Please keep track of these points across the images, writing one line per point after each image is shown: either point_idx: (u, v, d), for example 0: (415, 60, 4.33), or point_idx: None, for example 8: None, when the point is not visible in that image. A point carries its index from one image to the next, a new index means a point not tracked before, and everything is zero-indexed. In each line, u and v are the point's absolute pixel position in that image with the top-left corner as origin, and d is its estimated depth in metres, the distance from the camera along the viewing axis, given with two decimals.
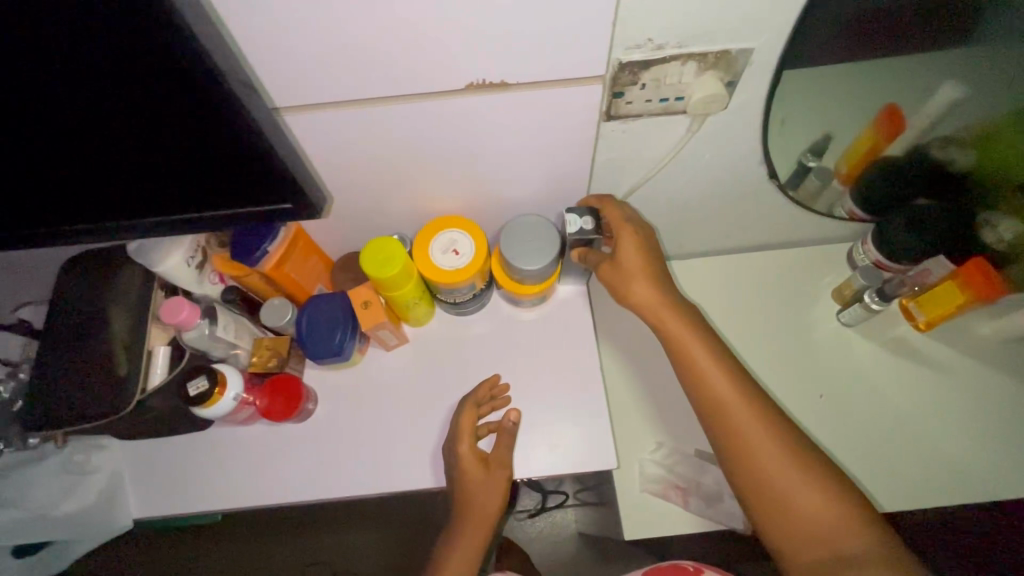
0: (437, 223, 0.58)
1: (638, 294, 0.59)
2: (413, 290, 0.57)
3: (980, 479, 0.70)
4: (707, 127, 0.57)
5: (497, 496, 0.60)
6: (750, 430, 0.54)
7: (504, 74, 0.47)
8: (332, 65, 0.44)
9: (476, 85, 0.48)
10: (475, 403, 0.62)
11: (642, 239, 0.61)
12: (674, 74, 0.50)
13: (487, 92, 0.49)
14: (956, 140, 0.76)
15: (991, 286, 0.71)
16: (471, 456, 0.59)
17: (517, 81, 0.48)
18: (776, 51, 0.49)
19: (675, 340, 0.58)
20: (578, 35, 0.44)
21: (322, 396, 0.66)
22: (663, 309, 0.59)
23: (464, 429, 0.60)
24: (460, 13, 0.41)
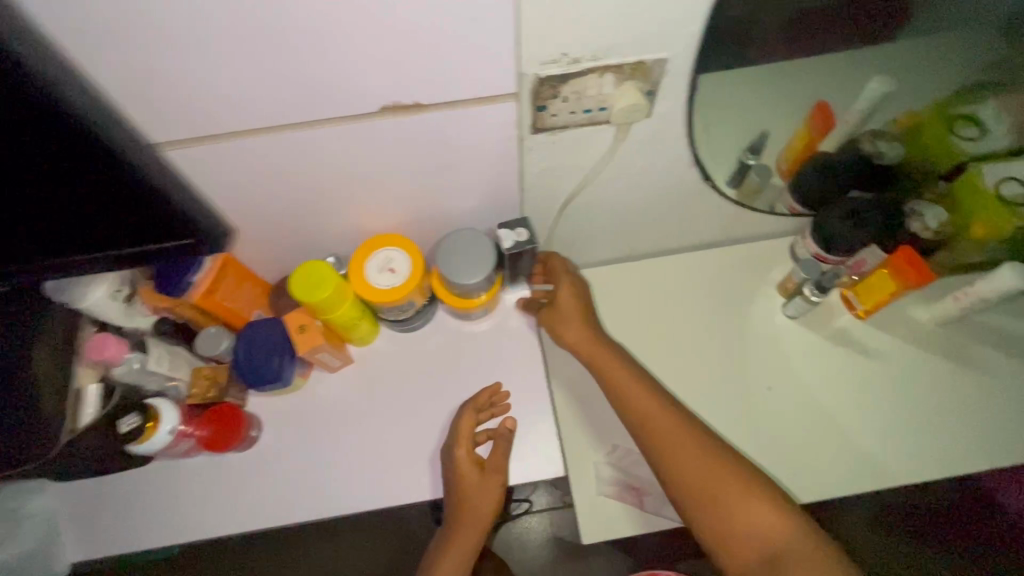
0: (373, 242, 0.58)
1: (569, 332, 0.66)
2: (350, 311, 0.56)
3: (919, 458, 0.73)
4: (633, 134, 0.58)
5: (490, 501, 0.62)
6: (679, 439, 0.59)
7: (417, 94, 0.48)
8: (243, 88, 0.44)
9: (389, 106, 0.48)
10: (475, 409, 0.63)
11: (580, 291, 0.68)
12: (593, 86, 0.51)
13: (405, 113, 0.49)
14: (884, 134, 0.80)
15: (919, 272, 0.73)
16: (467, 461, 0.60)
17: (432, 100, 0.49)
18: (690, 58, 0.50)
19: (604, 367, 0.65)
20: (487, 51, 0.45)
21: (268, 423, 0.65)
22: (591, 343, 0.66)
23: (462, 435, 0.61)
24: (364, 31, 0.41)
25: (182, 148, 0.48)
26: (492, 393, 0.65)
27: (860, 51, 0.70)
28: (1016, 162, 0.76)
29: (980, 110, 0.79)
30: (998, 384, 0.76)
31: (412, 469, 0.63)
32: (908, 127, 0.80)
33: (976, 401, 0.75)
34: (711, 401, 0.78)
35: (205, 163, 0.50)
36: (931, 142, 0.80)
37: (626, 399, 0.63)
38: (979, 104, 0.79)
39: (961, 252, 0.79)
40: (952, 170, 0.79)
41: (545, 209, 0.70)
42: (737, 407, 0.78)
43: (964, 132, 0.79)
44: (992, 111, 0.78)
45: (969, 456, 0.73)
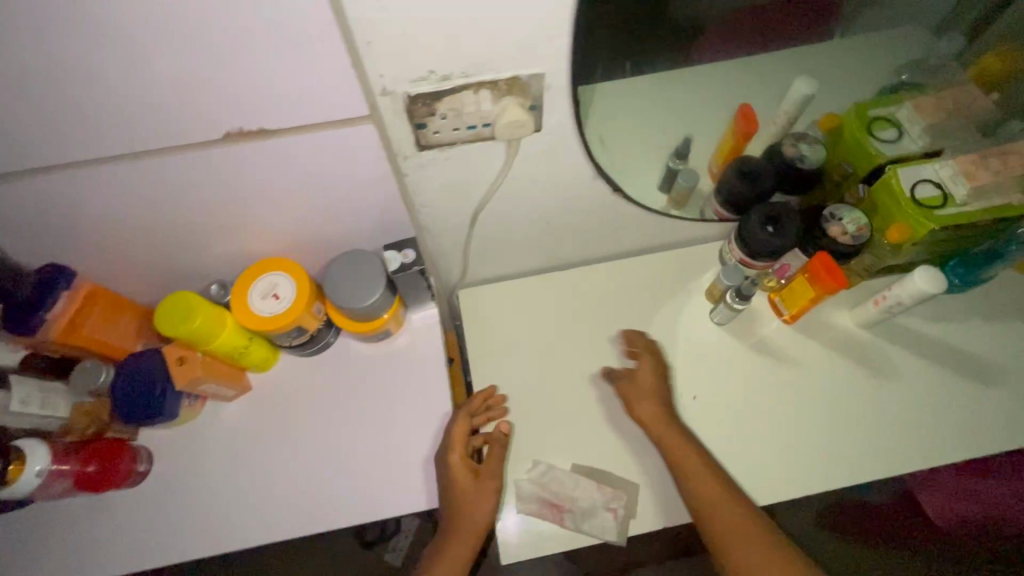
0: (258, 266, 0.56)
1: (641, 407, 0.72)
2: (229, 340, 0.54)
3: (840, 465, 0.73)
4: (525, 150, 0.57)
5: (486, 510, 0.59)
6: (710, 489, 0.66)
7: (260, 119, 0.45)
8: (72, 110, 0.41)
9: (236, 132, 0.46)
10: (468, 414, 0.62)
11: (658, 371, 0.76)
12: (471, 102, 0.49)
13: (250, 139, 0.47)
14: (806, 137, 0.81)
15: (831, 278, 0.72)
16: (461, 466, 0.59)
17: (276, 126, 0.46)
18: (567, 73, 0.48)
19: (664, 439, 0.70)
20: (340, 70, 0.43)
21: (159, 454, 0.62)
22: (661, 419, 0.71)
23: (455, 440, 0.60)
24: (197, 53, 0.39)
25: (22, 174, 0.45)
26: (486, 399, 0.75)
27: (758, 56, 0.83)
28: (930, 164, 0.74)
29: (897, 112, 0.79)
30: (919, 388, 0.75)
31: (309, 500, 0.60)
32: (831, 130, 0.81)
33: (898, 405, 0.75)
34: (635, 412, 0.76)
35: (57, 192, 0.47)
36: (852, 145, 0.79)
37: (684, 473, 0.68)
38: (895, 107, 0.79)
39: (881, 255, 0.78)
40: (869, 176, 0.78)
41: (454, 224, 0.68)
42: None
43: (883, 135, 0.78)
44: (908, 113, 0.78)
45: (889, 462, 0.72)
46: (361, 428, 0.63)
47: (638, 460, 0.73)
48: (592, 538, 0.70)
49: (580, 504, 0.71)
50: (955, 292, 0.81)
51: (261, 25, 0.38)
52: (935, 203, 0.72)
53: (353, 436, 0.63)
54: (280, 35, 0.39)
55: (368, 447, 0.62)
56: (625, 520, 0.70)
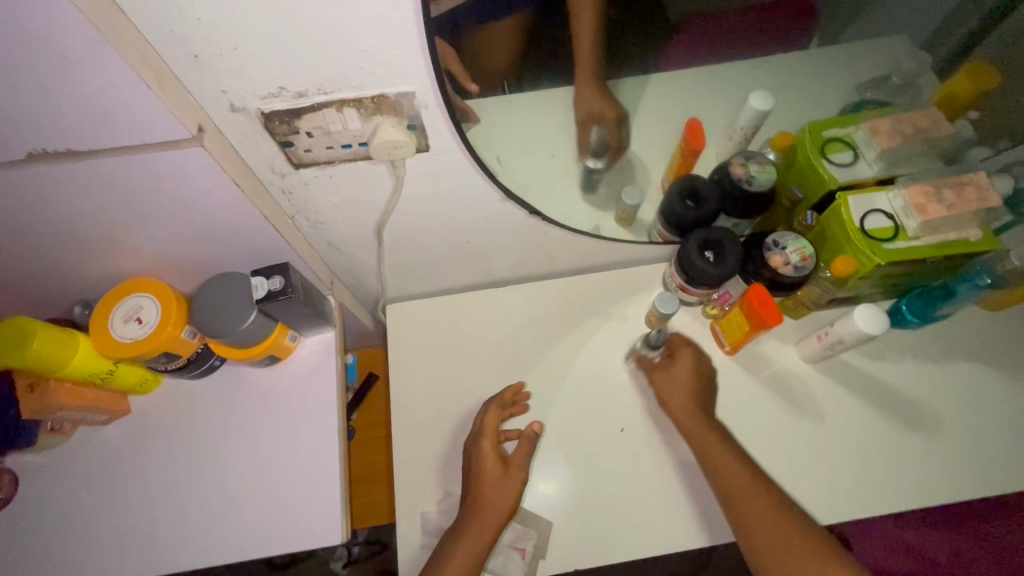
0: (122, 288, 0.52)
1: (673, 399, 0.70)
2: (82, 368, 0.50)
3: None
4: (412, 170, 0.52)
5: (508, 496, 0.65)
6: (744, 488, 0.63)
7: (71, 140, 0.39)
8: None
9: (41, 154, 0.40)
10: (501, 405, 0.71)
11: (697, 367, 0.73)
12: (336, 121, 0.45)
13: (65, 161, 0.41)
14: (756, 155, 0.75)
15: (765, 313, 0.67)
16: (492, 451, 0.67)
17: (94, 146, 0.40)
18: (440, 94, 0.44)
19: (701, 441, 0.67)
20: (139, 92, 0.36)
21: (24, 478, 0.58)
22: (698, 422, 0.68)
23: (488, 428, 0.69)
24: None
25: None
26: (515, 391, 0.73)
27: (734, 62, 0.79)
28: (882, 192, 0.68)
29: (853, 134, 0.72)
30: (861, 430, 0.70)
31: (176, 535, 0.56)
32: (784, 147, 0.75)
33: (839, 449, 0.69)
34: (555, 444, 0.71)
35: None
36: (803, 167, 0.73)
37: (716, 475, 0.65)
38: (852, 128, 0.72)
39: (828, 288, 0.72)
40: (820, 203, 0.72)
41: (359, 241, 0.64)
42: (582, 454, 0.71)
43: (837, 158, 0.72)
44: (864, 135, 0.71)
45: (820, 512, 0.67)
46: (243, 456, 0.59)
47: (554, 498, 0.69)
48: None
49: None
50: (910, 328, 0.75)
51: (21, 37, 0.31)
52: (883, 235, 0.66)
53: (232, 465, 0.59)
54: (56, 53, 0.32)
55: (248, 477, 0.58)
56: (533, 559, 0.66)
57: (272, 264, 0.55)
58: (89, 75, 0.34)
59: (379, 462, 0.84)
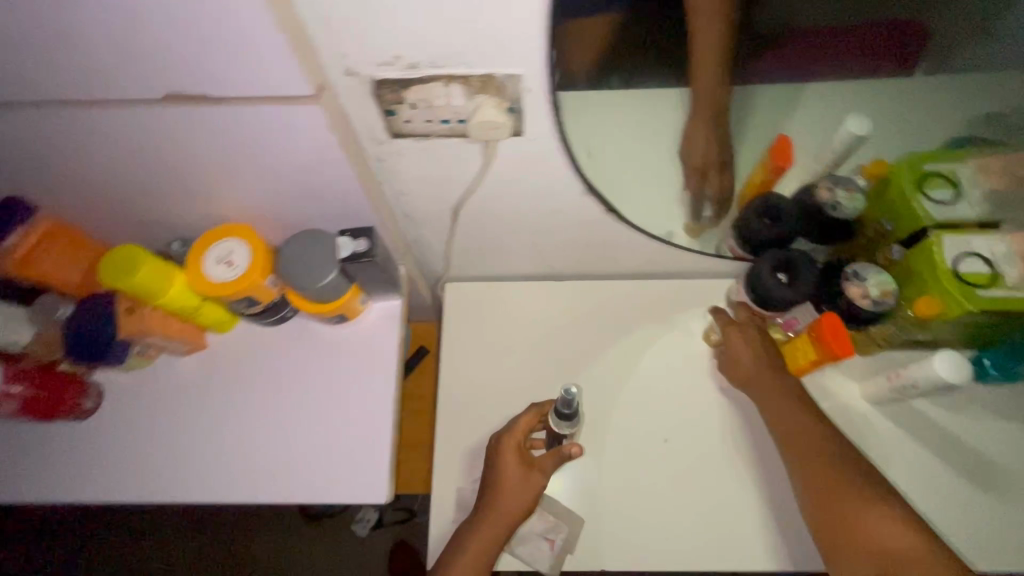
0: (216, 231, 0.55)
1: (740, 368, 0.71)
2: (177, 300, 0.54)
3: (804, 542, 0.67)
4: (503, 153, 0.53)
5: (526, 497, 0.66)
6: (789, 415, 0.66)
7: (205, 87, 0.42)
8: (21, 60, 0.40)
9: (177, 95, 0.43)
10: (537, 412, 0.69)
11: (751, 336, 0.72)
12: (441, 95, 0.46)
13: (196, 105, 0.43)
14: (847, 180, 0.71)
15: (841, 343, 0.64)
16: (514, 454, 0.67)
17: (224, 95, 0.43)
18: (546, 79, 0.44)
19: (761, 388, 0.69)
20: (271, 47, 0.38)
21: (110, 393, 0.63)
22: (759, 375, 0.70)
23: (518, 430, 0.68)
24: (134, 9, 0.36)
25: None
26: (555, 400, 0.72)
27: (833, 82, 0.78)
28: (983, 236, 0.64)
29: (957, 171, 0.69)
30: (923, 481, 0.67)
31: (239, 468, 0.60)
32: (877, 176, 0.71)
33: None
34: (597, 444, 0.72)
35: (8, 130, 0.46)
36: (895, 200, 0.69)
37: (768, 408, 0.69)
38: (955, 164, 0.69)
39: (905, 328, 0.69)
40: (910, 239, 0.68)
41: (435, 217, 0.66)
42: (622, 458, 0.71)
43: (936, 195, 0.68)
44: (969, 174, 0.68)
45: None
46: (303, 405, 0.62)
47: (589, 495, 0.69)
48: (523, 565, 0.68)
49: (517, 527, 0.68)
50: (991, 383, 0.71)
51: None
52: (978, 281, 0.62)
53: (257, 438, 0.61)
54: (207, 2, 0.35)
55: (298, 431, 0.61)
56: (560, 552, 0.67)
57: (358, 227, 0.58)
58: (230, 25, 0.36)
59: (419, 434, 0.86)
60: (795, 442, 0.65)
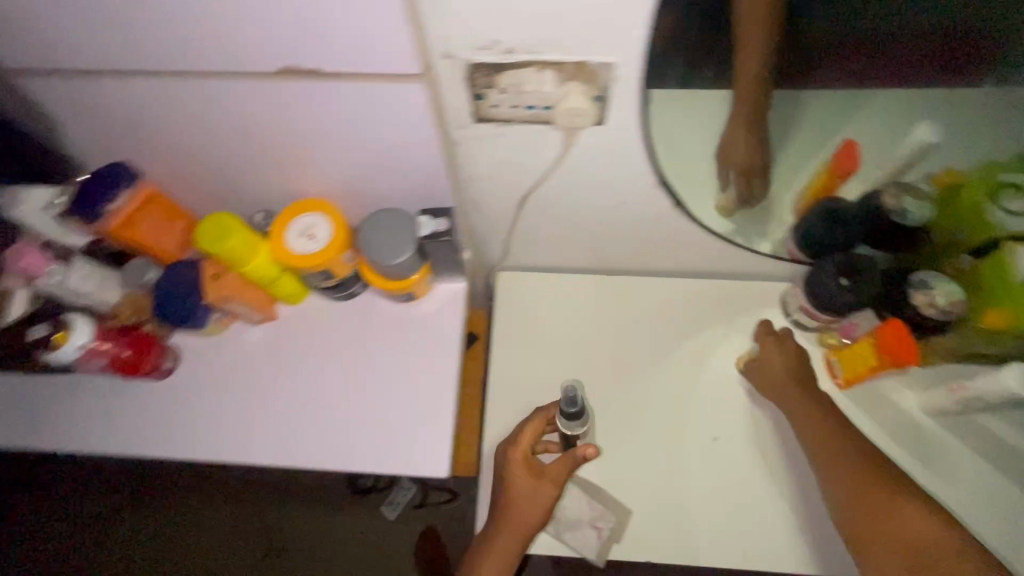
0: (298, 205, 0.57)
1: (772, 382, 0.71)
2: (260, 269, 0.56)
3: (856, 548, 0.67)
4: (583, 142, 0.54)
5: (539, 509, 0.66)
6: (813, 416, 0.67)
7: (316, 62, 0.44)
8: (146, 31, 0.42)
9: (290, 69, 0.45)
10: (542, 420, 0.68)
11: (790, 351, 0.72)
12: (532, 81, 0.47)
13: (305, 80, 0.46)
14: (914, 189, 0.70)
15: (905, 350, 0.64)
16: (521, 462, 0.66)
17: (333, 70, 0.45)
18: (638, 68, 0.45)
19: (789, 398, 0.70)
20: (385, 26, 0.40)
21: (186, 357, 0.66)
22: (791, 387, 0.70)
23: (524, 437, 0.67)
24: None
25: (99, 80, 0.47)
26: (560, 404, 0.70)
27: None
28: None
29: None
30: (980, 494, 0.66)
31: (309, 436, 0.62)
32: (945, 186, 0.70)
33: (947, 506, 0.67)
34: (647, 437, 0.73)
35: (124, 97, 0.48)
36: (967, 208, 0.68)
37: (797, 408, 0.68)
38: None
39: (971, 339, 0.68)
40: (982, 246, 0.67)
41: (500, 205, 0.67)
42: (671, 452, 0.72)
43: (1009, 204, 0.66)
44: None
45: None
46: (369, 380, 0.64)
47: (637, 487, 0.70)
48: (572, 552, 0.69)
49: (567, 514, 0.70)
50: None
51: None
52: None
53: (286, 431, 0.62)
54: None
55: (364, 404, 0.63)
56: (608, 542, 0.68)
57: (435, 208, 0.60)
58: None
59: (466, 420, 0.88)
60: (820, 450, 0.65)
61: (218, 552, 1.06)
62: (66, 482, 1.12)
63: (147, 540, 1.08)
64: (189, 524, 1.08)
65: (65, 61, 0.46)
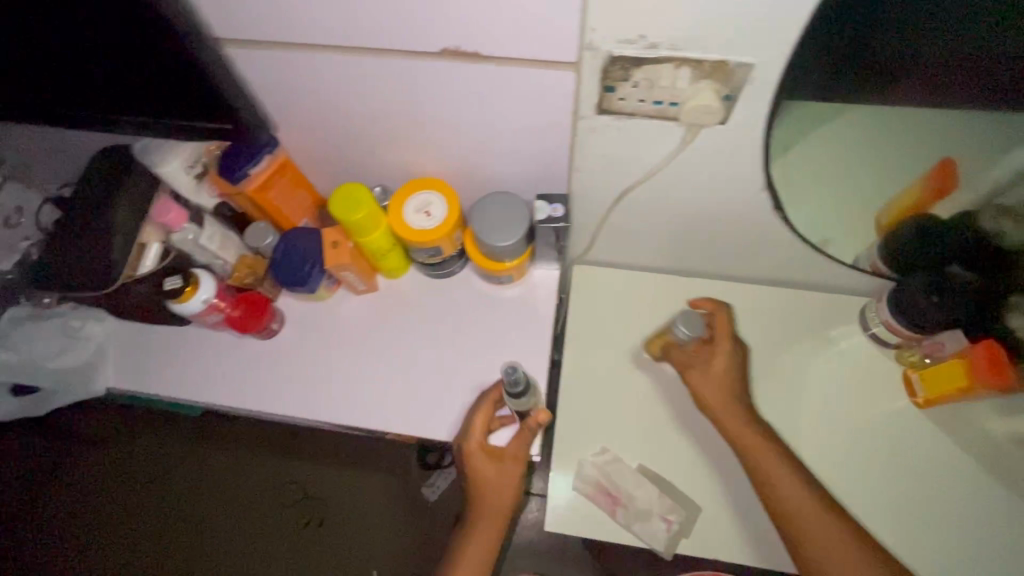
0: (414, 183, 0.60)
1: (710, 392, 0.70)
2: (377, 240, 0.60)
3: (928, 561, 0.68)
4: (701, 140, 0.55)
5: (509, 490, 0.63)
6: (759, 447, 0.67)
7: (483, 45, 0.47)
8: (320, 9, 0.45)
9: (451, 51, 0.48)
10: (491, 402, 0.62)
11: (734, 356, 0.72)
12: (667, 77, 0.49)
13: (465, 62, 0.49)
14: (1014, 211, 0.68)
15: (1001, 373, 0.67)
16: (479, 452, 0.61)
17: (494, 54, 0.48)
18: (779, 71, 0.47)
19: (727, 420, 0.69)
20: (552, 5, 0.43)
21: (289, 320, 0.69)
22: (725, 400, 0.70)
23: (476, 427, 0.61)
24: None
25: (254, 47, 0.50)
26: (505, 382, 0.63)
27: None
28: None
29: None
30: None
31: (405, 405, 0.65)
32: None
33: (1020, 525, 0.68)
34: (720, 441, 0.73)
35: (278, 65, 0.51)
36: None
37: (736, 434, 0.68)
38: None
39: None
40: None
41: (595, 201, 0.67)
42: None
43: None
44: None
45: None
46: (463, 357, 0.67)
47: (708, 486, 0.71)
48: (641, 542, 0.70)
49: (638, 504, 0.70)
50: None
51: None
52: None
53: (309, 393, 0.66)
54: None
55: (456, 380, 0.66)
56: (677, 536, 0.69)
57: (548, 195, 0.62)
58: None
59: None
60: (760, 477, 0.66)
61: (248, 505, 1.14)
62: (125, 424, 1.19)
63: (185, 488, 1.16)
64: (225, 478, 1.15)
65: (232, 33, 0.49)
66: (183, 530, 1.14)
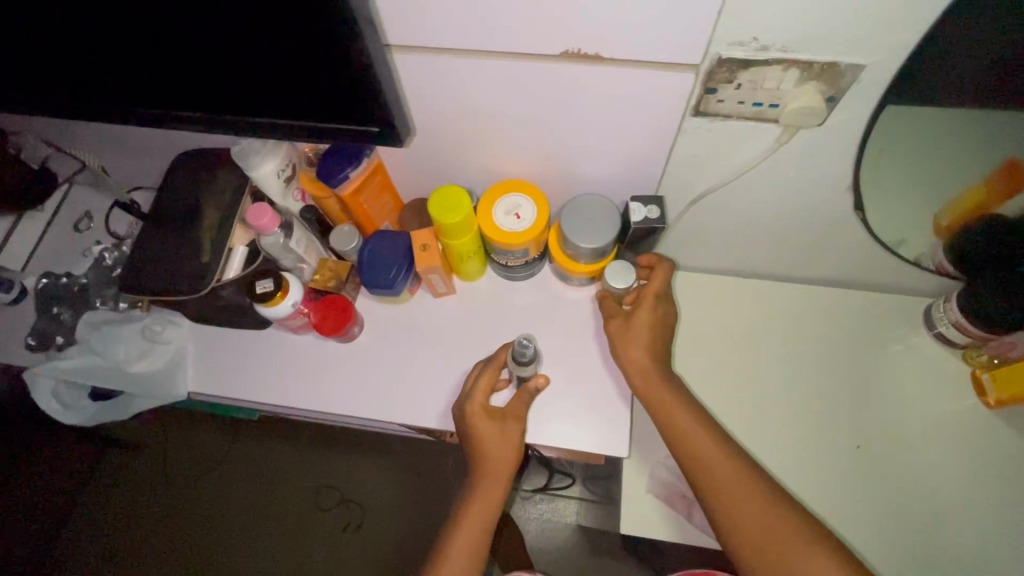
0: (503, 185, 0.60)
1: (634, 353, 0.61)
2: (468, 243, 0.60)
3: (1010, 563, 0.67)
4: (795, 142, 0.55)
5: (510, 451, 0.60)
6: (702, 441, 0.56)
7: (598, 47, 0.47)
8: (439, 13, 0.45)
9: (569, 53, 0.48)
10: (496, 367, 0.62)
11: (660, 310, 0.62)
12: (773, 78, 0.49)
13: (574, 63, 0.49)
14: None
15: None
16: (482, 411, 0.60)
17: (606, 55, 0.48)
18: (891, 72, 0.47)
19: (659, 402, 0.59)
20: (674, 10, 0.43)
21: (367, 323, 0.69)
22: (651, 371, 0.60)
23: (479, 388, 0.61)
24: None
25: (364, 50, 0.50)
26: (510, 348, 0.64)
27: None
28: None
29: None
30: None
31: None
32: None
33: None
34: (792, 441, 0.74)
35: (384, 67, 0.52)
36: None
37: (674, 427, 0.58)
38: None
39: None
40: None
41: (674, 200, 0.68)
42: (817, 457, 0.73)
43: None
44: None
45: None
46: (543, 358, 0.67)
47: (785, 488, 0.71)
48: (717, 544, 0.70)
49: None
50: None
51: None
52: None
53: (365, 389, 0.66)
54: None
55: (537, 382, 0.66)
56: None
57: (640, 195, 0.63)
58: None
59: None
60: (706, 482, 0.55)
61: (286, 508, 1.14)
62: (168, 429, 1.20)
63: (218, 494, 1.15)
64: (263, 481, 1.15)
65: None
66: (215, 537, 1.13)
